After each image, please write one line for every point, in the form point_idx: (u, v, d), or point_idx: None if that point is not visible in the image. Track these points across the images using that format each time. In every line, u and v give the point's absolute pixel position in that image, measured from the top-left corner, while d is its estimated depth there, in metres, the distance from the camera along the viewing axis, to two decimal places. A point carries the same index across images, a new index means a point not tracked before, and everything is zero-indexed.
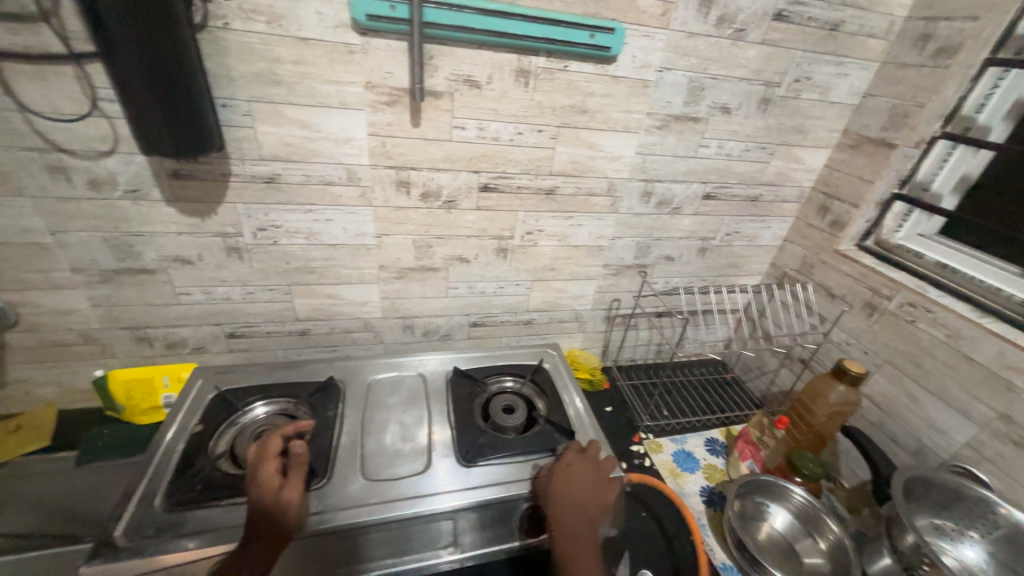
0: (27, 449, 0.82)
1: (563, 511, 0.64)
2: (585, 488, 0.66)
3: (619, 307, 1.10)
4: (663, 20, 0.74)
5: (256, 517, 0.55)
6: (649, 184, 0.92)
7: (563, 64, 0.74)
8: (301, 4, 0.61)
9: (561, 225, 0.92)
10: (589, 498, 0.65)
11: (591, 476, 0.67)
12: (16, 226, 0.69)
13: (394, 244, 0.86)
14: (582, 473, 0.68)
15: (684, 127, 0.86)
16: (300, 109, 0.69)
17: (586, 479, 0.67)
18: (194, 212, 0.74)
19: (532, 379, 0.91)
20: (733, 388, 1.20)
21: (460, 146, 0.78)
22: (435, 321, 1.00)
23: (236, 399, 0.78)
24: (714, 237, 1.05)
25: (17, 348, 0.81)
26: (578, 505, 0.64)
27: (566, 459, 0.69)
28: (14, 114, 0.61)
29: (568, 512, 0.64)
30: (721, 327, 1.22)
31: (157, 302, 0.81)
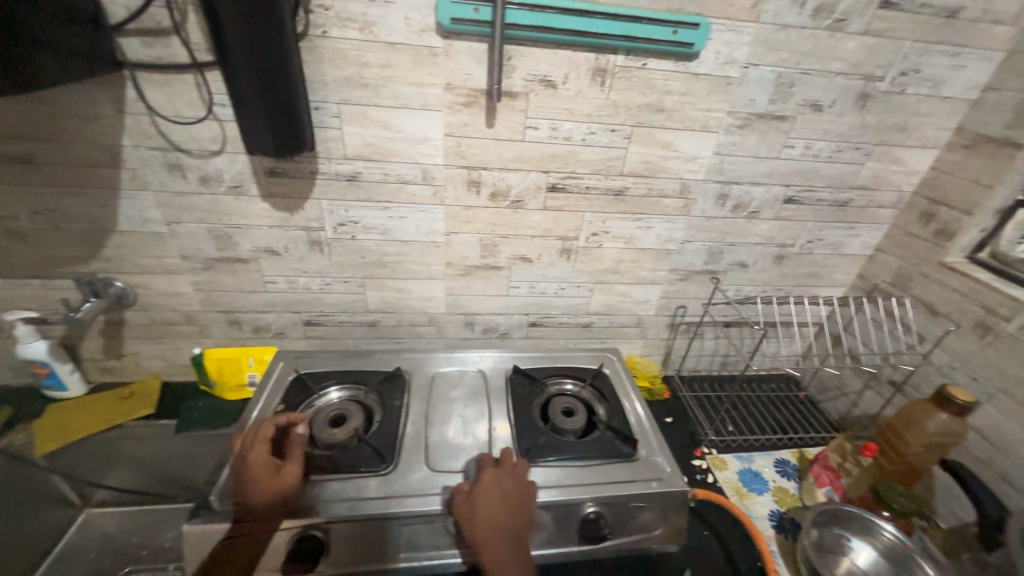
0: (138, 414, 0.92)
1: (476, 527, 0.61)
2: (503, 503, 0.64)
3: (684, 314, 1.06)
4: (752, 12, 0.70)
5: (258, 496, 0.63)
6: (725, 186, 0.87)
7: (642, 62, 0.72)
8: (391, 10, 0.64)
9: (628, 227, 0.90)
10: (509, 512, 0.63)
11: (508, 489, 0.66)
12: (140, 217, 0.78)
13: (461, 242, 0.88)
14: (500, 488, 0.66)
15: (768, 126, 0.81)
16: (383, 111, 0.72)
17: (504, 494, 0.65)
18: (284, 208, 0.80)
19: (592, 384, 0.90)
20: (806, 408, 1.11)
21: (532, 146, 0.78)
22: (495, 319, 1.01)
23: (313, 383, 0.83)
24: (794, 243, 0.98)
25: (133, 324, 0.91)
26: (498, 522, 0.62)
27: (484, 478, 0.66)
28: (145, 118, 0.69)
29: (488, 533, 0.61)
30: (796, 341, 1.14)
31: (248, 289, 0.89)
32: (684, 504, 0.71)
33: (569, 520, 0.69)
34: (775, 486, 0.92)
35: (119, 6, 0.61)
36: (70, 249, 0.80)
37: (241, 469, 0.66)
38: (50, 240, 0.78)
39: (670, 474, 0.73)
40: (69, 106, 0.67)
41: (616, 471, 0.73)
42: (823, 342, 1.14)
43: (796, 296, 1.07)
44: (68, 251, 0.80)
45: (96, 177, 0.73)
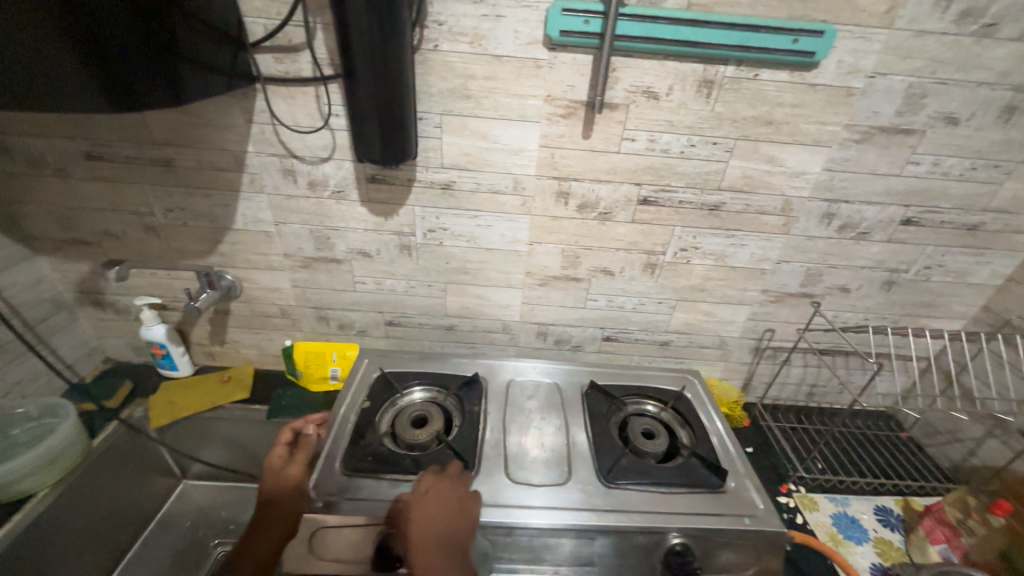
0: (233, 398, 0.99)
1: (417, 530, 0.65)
2: (442, 516, 0.62)
3: (772, 338, 0.99)
4: (886, 18, 0.64)
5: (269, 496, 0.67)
6: (833, 205, 0.81)
7: (754, 73, 0.68)
8: (502, 23, 0.65)
9: (720, 243, 0.86)
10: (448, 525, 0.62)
11: (448, 500, 0.64)
12: (254, 217, 0.85)
13: (544, 252, 0.88)
14: (439, 500, 0.64)
15: (890, 140, 0.74)
16: (483, 122, 0.73)
17: (442, 507, 0.63)
18: (380, 213, 0.83)
19: (674, 406, 0.86)
20: (909, 452, 1.00)
21: (627, 157, 0.76)
22: (570, 331, 0.99)
23: (396, 382, 0.86)
24: (907, 269, 0.89)
25: (237, 314, 0.99)
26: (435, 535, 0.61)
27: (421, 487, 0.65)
28: (269, 127, 0.75)
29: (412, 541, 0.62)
30: (899, 376, 1.03)
31: (339, 288, 0.94)
32: (780, 548, 0.65)
33: (653, 549, 0.66)
34: (877, 537, 0.83)
35: (258, 26, 0.67)
36: (192, 243, 0.88)
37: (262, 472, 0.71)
38: (177, 235, 0.87)
39: (764, 512, 0.68)
40: (206, 115, 0.74)
41: (704, 502, 0.69)
42: (933, 380, 1.02)
43: (904, 326, 0.97)
44: (191, 245, 0.88)
45: (222, 180, 0.80)
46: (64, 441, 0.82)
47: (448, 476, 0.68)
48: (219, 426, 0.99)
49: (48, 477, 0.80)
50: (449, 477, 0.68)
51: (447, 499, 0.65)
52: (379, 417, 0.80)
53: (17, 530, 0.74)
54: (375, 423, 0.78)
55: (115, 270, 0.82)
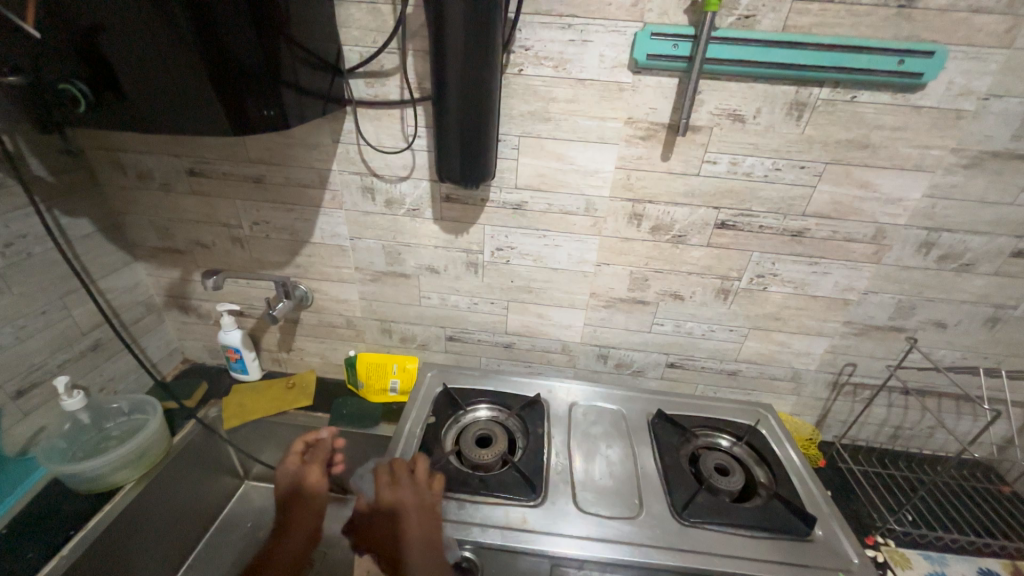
0: (297, 404, 1.02)
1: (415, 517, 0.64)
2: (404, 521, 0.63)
3: (852, 372, 0.92)
4: (1006, 38, 0.60)
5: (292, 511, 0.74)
6: (932, 234, 0.75)
7: (851, 95, 0.65)
8: (588, 48, 0.66)
9: (802, 270, 0.81)
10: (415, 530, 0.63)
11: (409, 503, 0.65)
12: (331, 231, 0.88)
13: (611, 273, 0.87)
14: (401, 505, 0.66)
15: (1004, 165, 0.68)
16: (560, 143, 0.74)
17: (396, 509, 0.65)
18: (452, 230, 0.85)
19: (749, 441, 0.81)
20: (1016, 510, 0.89)
21: (707, 180, 0.74)
22: (632, 355, 0.96)
23: (461, 398, 0.86)
24: (1016, 305, 0.81)
25: (305, 323, 1.03)
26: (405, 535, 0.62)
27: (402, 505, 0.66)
28: (353, 147, 0.78)
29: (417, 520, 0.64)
30: (1001, 423, 0.93)
31: (405, 302, 0.95)
32: None
33: None
34: None
35: (354, 53, 0.71)
36: (274, 255, 0.93)
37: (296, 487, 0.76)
38: (260, 246, 0.92)
39: (860, 566, 0.63)
40: (298, 136, 0.78)
41: (792, 552, 0.64)
42: None
43: (1007, 369, 0.88)
44: (272, 256, 0.93)
45: (305, 196, 0.84)
46: (152, 436, 0.87)
47: (405, 480, 0.68)
48: (285, 432, 1.02)
49: (136, 469, 0.85)
50: (410, 481, 0.68)
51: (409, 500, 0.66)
52: (443, 433, 0.80)
53: (112, 516, 0.79)
54: (441, 439, 0.78)
55: (212, 278, 0.87)
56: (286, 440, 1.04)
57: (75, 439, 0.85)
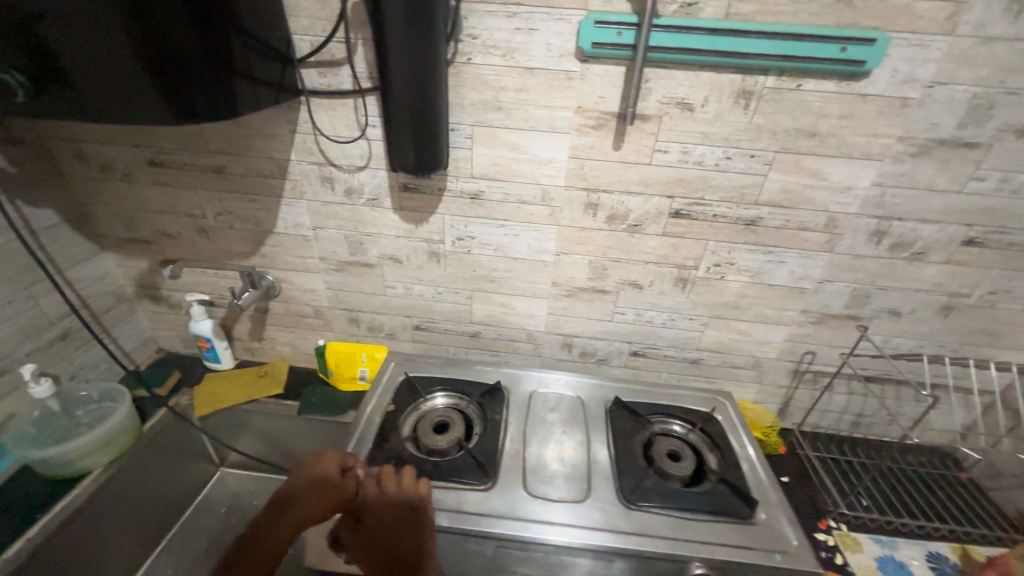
0: (269, 393, 1.03)
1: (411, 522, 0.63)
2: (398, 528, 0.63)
3: (812, 361, 0.94)
4: (948, 24, 0.60)
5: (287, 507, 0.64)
6: (883, 222, 0.75)
7: (797, 83, 0.65)
8: (535, 36, 0.66)
9: (757, 259, 0.82)
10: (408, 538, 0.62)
11: (399, 509, 0.64)
12: (294, 222, 0.89)
13: (571, 263, 0.87)
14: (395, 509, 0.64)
15: (951, 154, 0.68)
16: (513, 133, 0.74)
17: (388, 514, 0.63)
18: (412, 220, 0.86)
19: (702, 428, 0.82)
20: (970, 495, 0.91)
21: (659, 169, 0.75)
22: (595, 344, 0.98)
23: (421, 386, 0.88)
24: (969, 293, 0.81)
25: (275, 313, 1.04)
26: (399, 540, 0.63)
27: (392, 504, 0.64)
28: (310, 137, 0.79)
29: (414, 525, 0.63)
30: (958, 411, 0.94)
31: (370, 291, 0.97)
32: None
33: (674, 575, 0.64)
34: None
35: (305, 42, 0.71)
36: (239, 245, 0.94)
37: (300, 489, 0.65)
38: (225, 236, 0.93)
39: (798, 548, 0.64)
40: (255, 126, 0.79)
41: (732, 533, 0.66)
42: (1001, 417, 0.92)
43: (963, 356, 0.89)
44: (237, 247, 0.94)
45: (266, 186, 0.85)
46: (122, 422, 0.88)
47: (394, 485, 0.66)
48: (256, 420, 1.04)
49: (106, 455, 0.86)
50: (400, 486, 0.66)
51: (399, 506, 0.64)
52: (402, 420, 0.81)
53: (81, 499, 0.81)
54: (398, 426, 0.80)
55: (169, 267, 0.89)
56: (258, 428, 1.06)
57: (46, 424, 0.87)
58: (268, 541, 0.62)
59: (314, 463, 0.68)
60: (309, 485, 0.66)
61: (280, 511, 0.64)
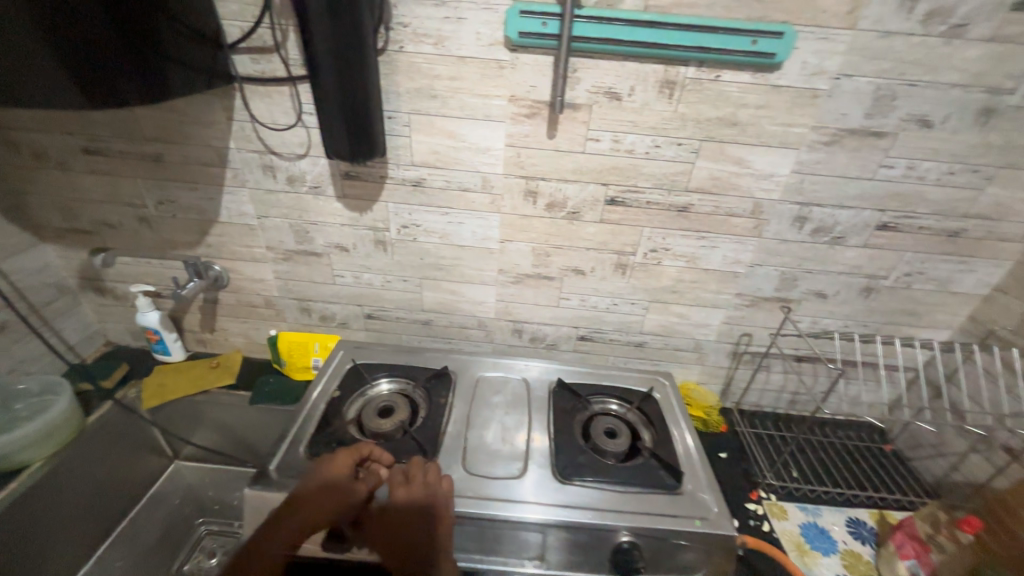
0: (221, 383, 1.03)
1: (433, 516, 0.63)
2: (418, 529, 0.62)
3: (748, 342, 0.98)
4: (849, 19, 0.63)
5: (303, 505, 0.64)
6: (804, 208, 0.80)
7: (715, 74, 0.68)
8: (464, 26, 0.67)
9: (690, 245, 0.85)
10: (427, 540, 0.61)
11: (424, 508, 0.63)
12: (238, 211, 0.89)
13: (515, 250, 0.89)
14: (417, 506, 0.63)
15: (861, 142, 0.73)
16: (449, 121, 0.76)
17: (414, 514, 0.62)
18: (356, 208, 0.86)
19: (639, 407, 0.86)
20: (891, 466, 0.97)
21: (593, 157, 0.77)
22: (544, 329, 1.00)
23: (367, 373, 0.89)
24: (887, 275, 0.86)
25: (225, 304, 1.03)
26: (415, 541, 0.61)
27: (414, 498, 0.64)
28: (248, 124, 0.78)
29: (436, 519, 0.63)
30: (883, 387, 1.00)
31: (320, 281, 0.97)
32: (731, 550, 0.65)
33: (601, 546, 0.66)
34: (845, 549, 0.81)
35: (236, 28, 0.71)
36: (183, 235, 0.93)
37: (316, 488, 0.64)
38: (169, 226, 0.92)
39: (717, 514, 0.68)
40: (191, 113, 0.78)
41: (658, 503, 0.69)
42: (920, 392, 0.98)
43: (885, 335, 0.94)
44: (182, 236, 0.93)
45: (207, 175, 0.85)
46: (60, 416, 0.87)
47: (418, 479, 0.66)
48: (207, 411, 1.04)
49: (43, 450, 0.85)
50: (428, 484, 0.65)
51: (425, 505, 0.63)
52: (346, 406, 0.83)
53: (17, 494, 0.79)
54: (343, 411, 0.81)
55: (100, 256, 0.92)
56: (210, 419, 1.05)
57: None
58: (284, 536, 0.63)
59: (327, 463, 0.67)
60: (322, 484, 0.64)
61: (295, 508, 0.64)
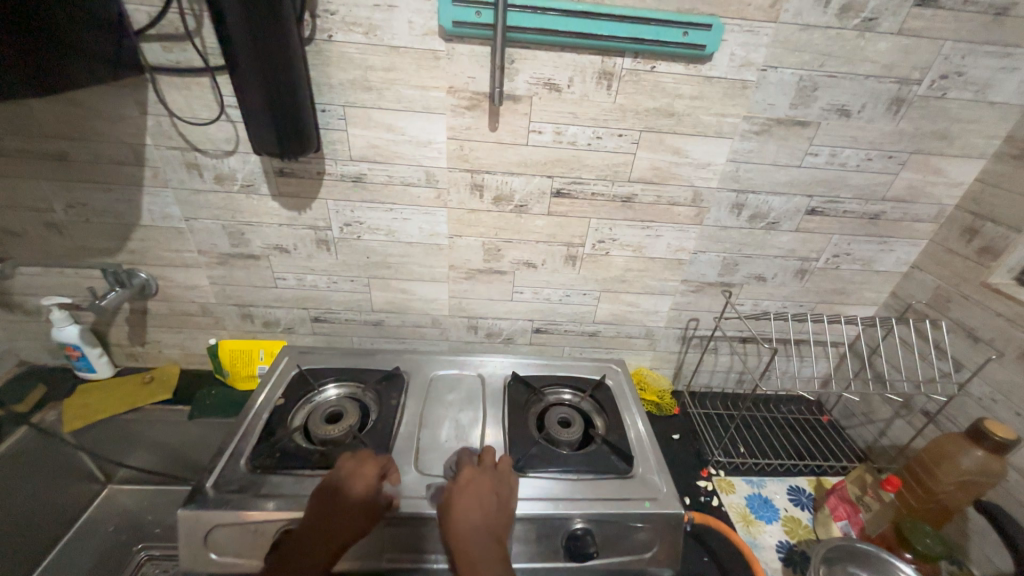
0: (155, 399, 0.95)
1: (498, 503, 0.63)
2: (482, 512, 0.61)
3: (696, 327, 1.02)
4: (771, 12, 0.66)
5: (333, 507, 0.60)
6: (741, 195, 0.83)
7: (651, 65, 0.69)
8: (395, 14, 0.65)
9: (637, 235, 0.87)
10: (489, 522, 0.60)
11: (493, 493, 0.64)
12: (161, 213, 0.82)
13: (464, 245, 0.88)
14: (483, 494, 0.64)
15: (788, 132, 0.76)
16: (387, 113, 0.73)
17: (484, 498, 0.63)
18: (293, 207, 0.82)
19: (592, 395, 0.87)
20: (828, 435, 1.03)
21: (537, 150, 0.77)
22: (500, 324, 1.00)
23: (313, 378, 0.85)
24: (818, 257, 0.92)
25: (155, 314, 0.96)
26: (477, 525, 0.59)
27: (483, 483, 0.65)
28: (165, 118, 0.72)
29: (495, 508, 0.63)
30: (819, 362, 1.07)
31: (260, 285, 0.92)
32: (680, 527, 0.67)
33: (555, 534, 0.66)
34: (787, 516, 0.86)
35: (141, 13, 0.65)
36: (100, 241, 0.85)
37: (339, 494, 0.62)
38: (83, 232, 0.84)
39: (667, 494, 0.70)
40: (98, 107, 0.71)
41: (610, 488, 0.71)
42: (851, 365, 1.05)
43: (819, 314, 1.00)
44: (98, 242, 0.85)
45: (122, 174, 0.78)
46: None
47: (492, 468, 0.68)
48: (140, 429, 0.96)
49: None
50: (489, 467, 0.68)
51: (488, 487, 0.64)
52: (291, 414, 0.79)
53: None
54: (287, 420, 0.77)
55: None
56: (145, 437, 0.98)
57: None
58: (326, 534, 0.59)
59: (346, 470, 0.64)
60: (364, 479, 0.63)
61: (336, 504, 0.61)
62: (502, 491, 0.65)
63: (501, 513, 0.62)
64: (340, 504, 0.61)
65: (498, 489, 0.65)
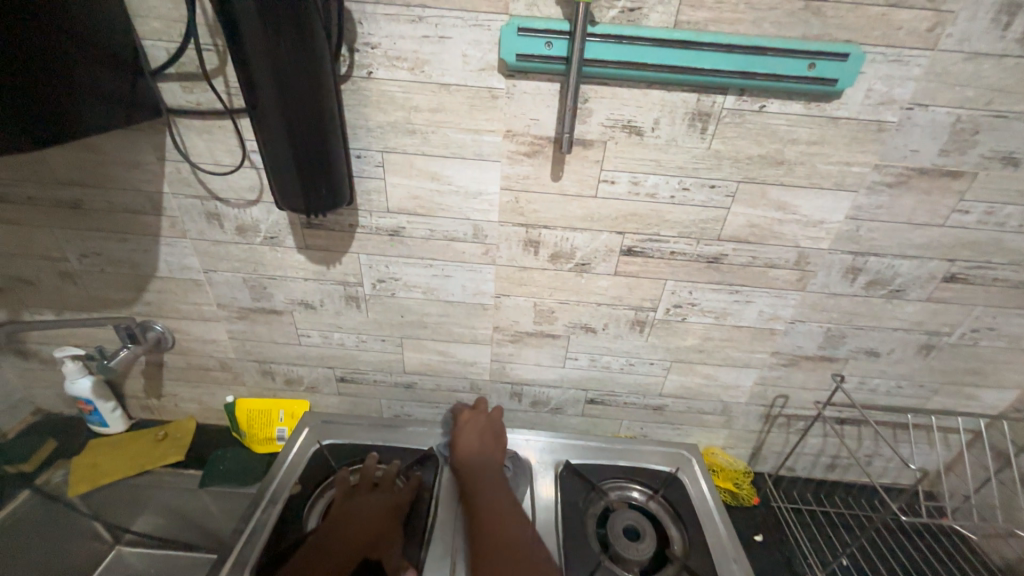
0: (165, 460, 0.86)
1: (481, 430, 0.74)
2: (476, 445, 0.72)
3: (784, 405, 0.84)
4: (928, 38, 0.51)
5: (368, 510, 0.65)
6: (859, 258, 0.67)
7: (759, 104, 0.55)
8: (448, 46, 0.54)
9: (722, 299, 0.72)
10: (480, 444, 0.71)
11: (482, 427, 0.74)
12: (179, 264, 0.74)
13: (513, 306, 0.75)
14: (473, 428, 0.74)
15: (932, 184, 0.60)
16: (432, 160, 0.62)
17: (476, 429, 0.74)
18: (321, 261, 0.72)
19: (664, 496, 0.73)
20: (956, 548, 0.82)
21: (607, 203, 0.64)
22: (547, 392, 0.85)
23: (335, 460, 0.75)
24: (950, 332, 0.74)
25: (171, 367, 0.88)
26: (478, 456, 0.70)
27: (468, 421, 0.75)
28: (184, 165, 0.64)
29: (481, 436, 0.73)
30: (939, 451, 0.87)
31: (282, 341, 0.82)
32: None
33: None
34: None
35: (160, 49, 0.56)
36: (115, 291, 0.78)
37: (374, 501, 0.67)
38: (98, 282, 0.77)
39: None
40: (113, 152, 0.64)
41: None
42: (983, 459, 0.85)
43: (944, 397, 0.81)
44: (114, 293, 0.78)
45: (139, 223, 0.70)
46: None
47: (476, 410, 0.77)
48: (151, 493, 0.87)
49: None
50: (482, 409, 0.77)
51: (476, 424, 0.74)
52: (307, 511, 0.67)
53: None
54: (301, 521, 0.66)
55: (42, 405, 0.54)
56: (154, 502, 0.88)
57: None
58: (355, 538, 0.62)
59: (383, 492, 0.68)
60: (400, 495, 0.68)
61: (365, 511, 0.65)
62: (497, 429, 0.74)
63: (493, 442, 0.72)
64: (370, 511, 0.65)
65: (486, 418, 0.75)
